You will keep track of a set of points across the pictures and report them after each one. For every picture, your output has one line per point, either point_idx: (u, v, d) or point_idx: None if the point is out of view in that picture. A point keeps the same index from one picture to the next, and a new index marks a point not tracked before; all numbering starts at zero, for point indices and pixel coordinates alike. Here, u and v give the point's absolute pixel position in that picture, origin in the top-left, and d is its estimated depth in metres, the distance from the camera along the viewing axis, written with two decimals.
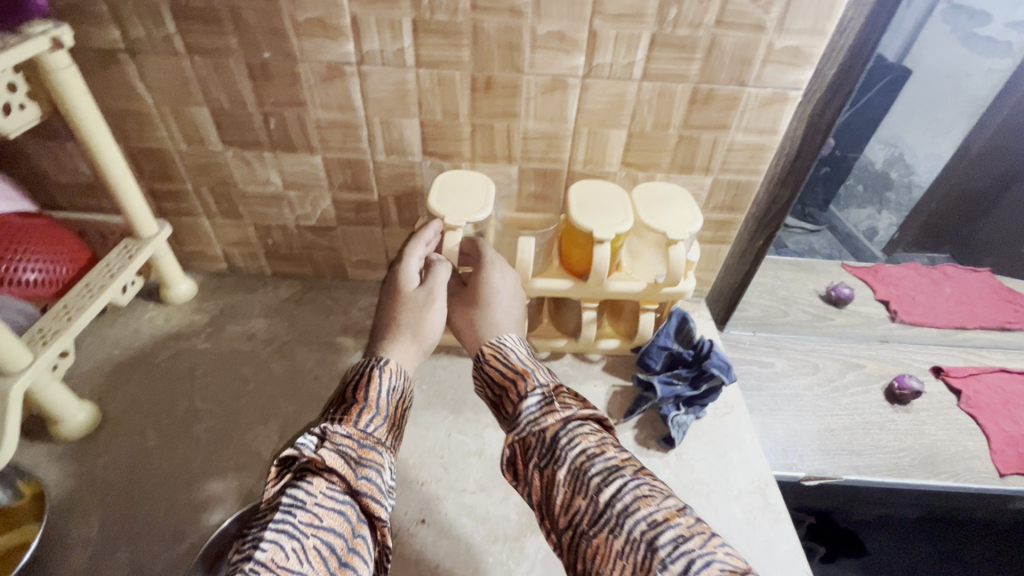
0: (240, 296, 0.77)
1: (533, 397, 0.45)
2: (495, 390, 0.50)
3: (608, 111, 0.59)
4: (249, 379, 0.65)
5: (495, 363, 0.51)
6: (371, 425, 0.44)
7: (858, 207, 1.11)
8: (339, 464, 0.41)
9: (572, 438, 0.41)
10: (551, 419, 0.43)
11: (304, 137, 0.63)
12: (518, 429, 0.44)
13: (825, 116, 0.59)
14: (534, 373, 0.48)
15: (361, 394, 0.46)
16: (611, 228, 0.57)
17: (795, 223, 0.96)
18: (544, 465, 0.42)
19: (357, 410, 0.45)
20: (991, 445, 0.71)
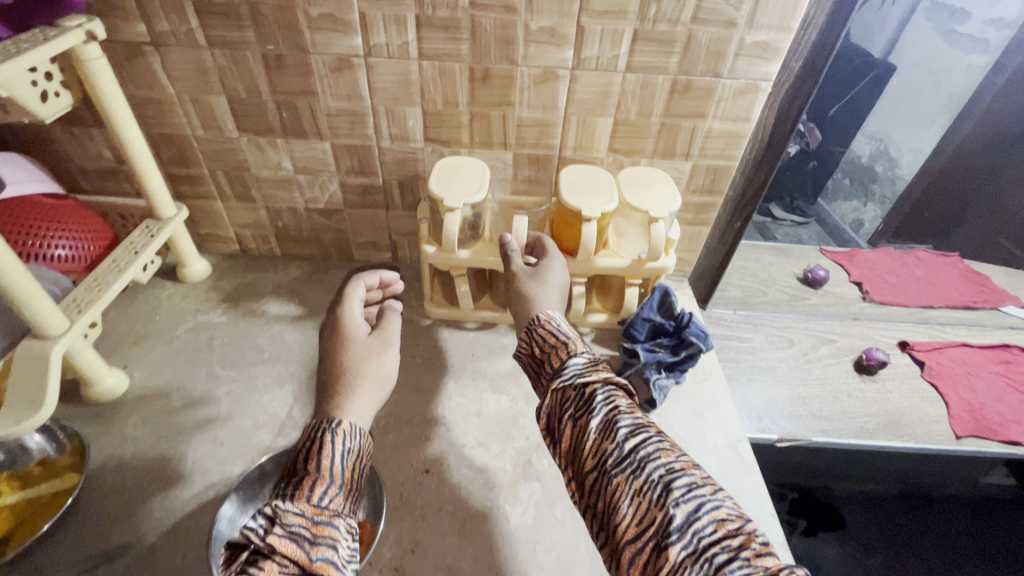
0: (252, 276, 0.82)
1: (579, 358, 0.47)
2: (538, 354, 0.51)
3: (596, 101, 0.65)
4: (264, 349, 0.71)
5: (547, 328, 0.51)
6: (325, 498, 0.42)
7: (843, 198, 1.18)
8: (292, 549, 0.38)
9: (606, 395, 0.44)
10: (593, 376, 0.45)
11: (314, 124, 0.68)
12: (562, 380, 0.46)
13: (794, 105, 0.64)
14: (579, 343, 0.49)
15: (313, 463, 0.43)
16: (598, 207, 0.62)
17: (783, 213, 1.00)
18: (578, 415, 0.43)
19: (309, 482, 0.42)
20: (950, 411, 0.77)
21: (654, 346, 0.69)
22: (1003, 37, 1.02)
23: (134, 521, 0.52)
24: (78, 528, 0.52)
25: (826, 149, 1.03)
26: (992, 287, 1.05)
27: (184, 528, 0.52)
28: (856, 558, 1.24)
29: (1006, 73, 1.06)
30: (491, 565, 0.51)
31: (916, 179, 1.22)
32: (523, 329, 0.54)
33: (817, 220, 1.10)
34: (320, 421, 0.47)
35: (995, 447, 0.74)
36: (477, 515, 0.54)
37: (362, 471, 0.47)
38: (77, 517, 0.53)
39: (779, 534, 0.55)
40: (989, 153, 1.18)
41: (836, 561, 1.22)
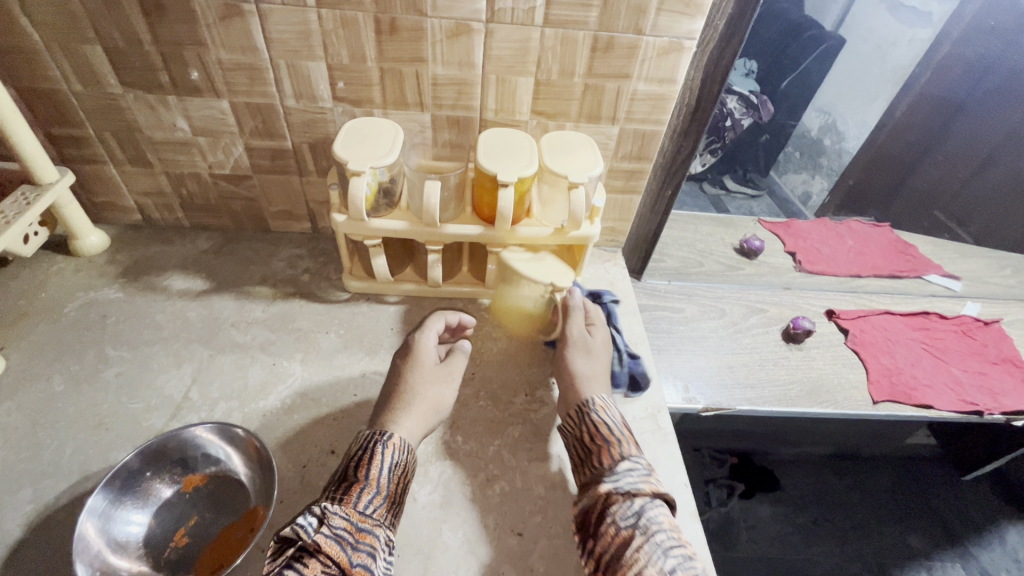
0: (155, 249, 0.76)
1: (633, 465, 0.49)
2: (586, 442, 0.53)
3: (514, 58, 0.61)
4: (162, 327, 0.65)
5: (601, 419, 0.53)
6: (370, 507, 0.45)
7: (795, 170, 1.30)
8: (335, 551, 0.41)
9: (655, 513, 0.46)
10: (646, 489, 0.48)
11: (209, 80, 0.62)
12: (614, 483, 0.48)
13: (720, 67, 0.62)
14: (631, 444, 0.52)
15: (364, 472, 0.46)
16: (515, 171, 0.59)
17: (734, 186, 1.15)
18: (623, 526, 0.45)
19: (357, 489, 0.45)
20: (868, 376, 0.79)
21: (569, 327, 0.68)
22: (945, 12, 1.03)
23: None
24: None
25: (778, 124, 1.23)
26: (918, 254, 1.10)
27: (57, 523, 0.48)
28: (787, 515, 1.30)
29: (946, 43, 1.05)
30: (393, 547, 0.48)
31: (858, 156, 1.24)
32: (574, 410, 0.56)
33: (768, 191, 1.27)
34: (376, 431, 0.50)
35: (909, 411, 0.76)
36: None
37: (406, 485, 0.49)
38: None
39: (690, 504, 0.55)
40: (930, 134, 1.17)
41: (767, 519, 1.29)
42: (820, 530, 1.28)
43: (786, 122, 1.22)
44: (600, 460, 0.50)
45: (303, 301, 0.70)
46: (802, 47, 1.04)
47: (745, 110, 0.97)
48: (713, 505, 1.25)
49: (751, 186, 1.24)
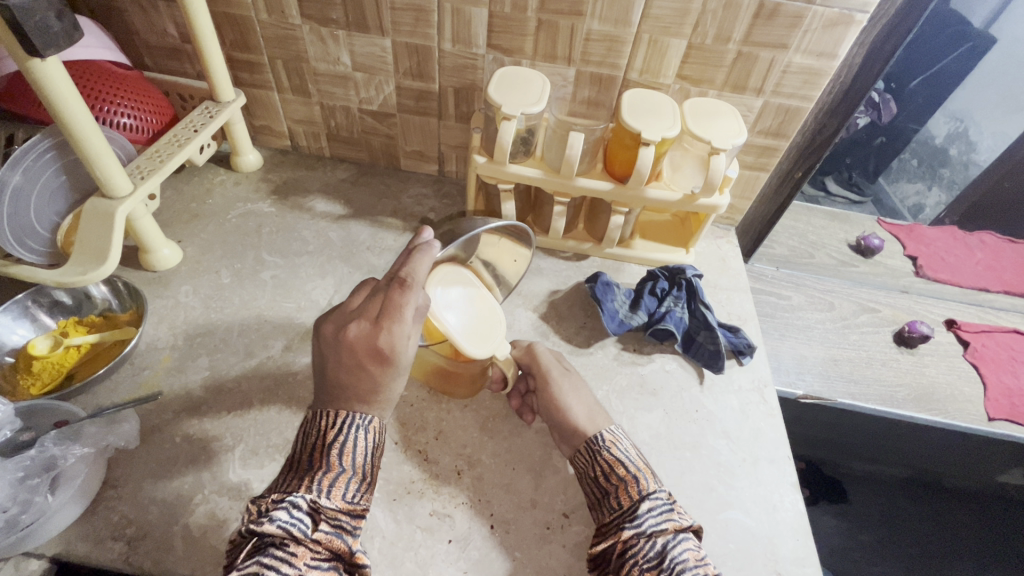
0: (300, 173, 0.83)
1: (654, 503, 0.46)
2: (601, 483, 0.49)
3: (672, 19, 0.61)
4: (309, 242, 0.72)
5: (613, 453, 0.50)
6: (357, 495, 0.44)
7: (907, 180, 1.06)
8: (336, 543, 0.41)
9: (681, 551, 0.43)
10: (668, 526, 0.45)
11: (378, 18, 0.67)
12: (634, 527, 0.45)
13: (887, 46, 0.60)
14: (649, 477, 0.48)
15: (347, 458, 0.44)
16: (659, 131, 0.60)
17: (837, 189, 0.99)
18: (646, 568, 0.43)
19: (338, 473, 0.44)
20: (985, 393, 0.75)
21: (661, 295, 0.66)
22: None
23: (184, 377, 0.56)
24: (134, 373, 0.56)
25: (896, 127, 0.96)
26: None
27: (229, 388, 0.56)
28: (851, 531, 1.27)
29: None
30: (509, 461, 0.53)
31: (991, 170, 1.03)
32: (582, 445, 0.51)
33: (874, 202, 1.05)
34: (340, 412, 0.46)
35: None
36: (499, 417, 0.57)
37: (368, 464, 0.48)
38: (133, 364, 0.57)
39: (791, 475, 0.56)
40: None
41: (831, 532, 1.26)
42: (884, 552, 1.25)
43: (911, 126, 0.95)
44: (614, 504, 0.47)
45: None
46: (943, 43, 0.82)
47: (865, 110, 0.82)
48: None
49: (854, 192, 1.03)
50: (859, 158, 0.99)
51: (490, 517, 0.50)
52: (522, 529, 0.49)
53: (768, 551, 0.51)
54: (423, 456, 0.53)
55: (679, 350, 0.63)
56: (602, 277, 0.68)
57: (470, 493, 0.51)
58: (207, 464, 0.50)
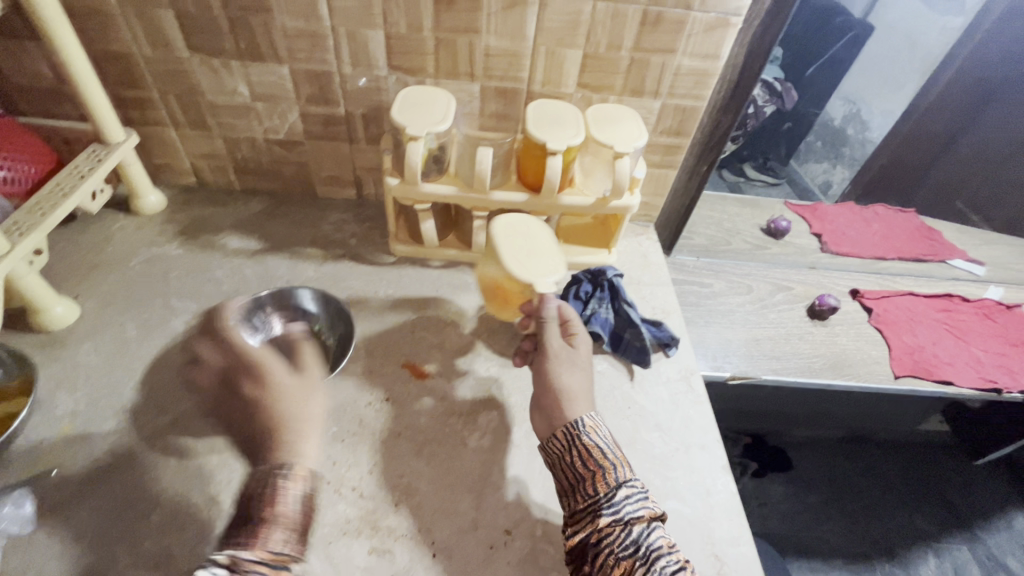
0: (209, 209, 0.79)
1: (631, 490, 0.47)
2: (577, 467, 0.48)
3: (565, 31, 0.63)
4: (223, 283, 0.69)
5: (592, 439, 0.49)
6: (277, 543, 0.45)
7: (815, 160, 1.12)
8: None
9: (655, 539, 0.44)
10: (643, 512, 0.46)
11: (271, 46, 0.65)
12: (611, 514, 0.45)
13: (763, 44, 0.64)
14: (625, 465, 0.48)
15: (265, 510, 0.46)
16: (564, 140, 0.61)
17: (755, 175, 1.03)
18: (623, 556, 0.44)
19: (258, 528, 0.45)
20: (890, 353, 0.81)
21: (585, 298, 0.68)
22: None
23: (91, 444, 0.52)
24: (29, 448, 0.51)
25: (801, 111, 1.01)
26: (942, 240, 1.13)
27: (143, 449, 0.52)
28: (798, 494, 1.33)
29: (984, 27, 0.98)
30: (448, 484, 0.53)
31: (885, 141, 1.16)
32: (562, 425, 0.50)
33: (788, 181, 1.10)
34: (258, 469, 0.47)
35: (928, 387, 0.79)
36: (435, 442, 0.56)
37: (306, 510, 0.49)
38: (27, 438, 0.52)
39: (721, 457, 0.58)
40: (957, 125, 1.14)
41: (781, 498, 1.32)
42: (829, 510, 1.31)
43: (810, 110, 1.01)
44: (588, 491, 0.47)
45: (353, 263, 0.74)
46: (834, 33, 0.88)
47: (768, 97, 0.87)
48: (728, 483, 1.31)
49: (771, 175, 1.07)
50: (772, 143, 1.02)
51: (431, 545, 0.49)
52: (466, 552, 0.49)
53: (704, 535, 0.52)
54: (358, 492, 0.51)
55: (608, 349, 0.65)
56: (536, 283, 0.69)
57: (411, 523, 0.50)
58: (122, 535, 0.47)
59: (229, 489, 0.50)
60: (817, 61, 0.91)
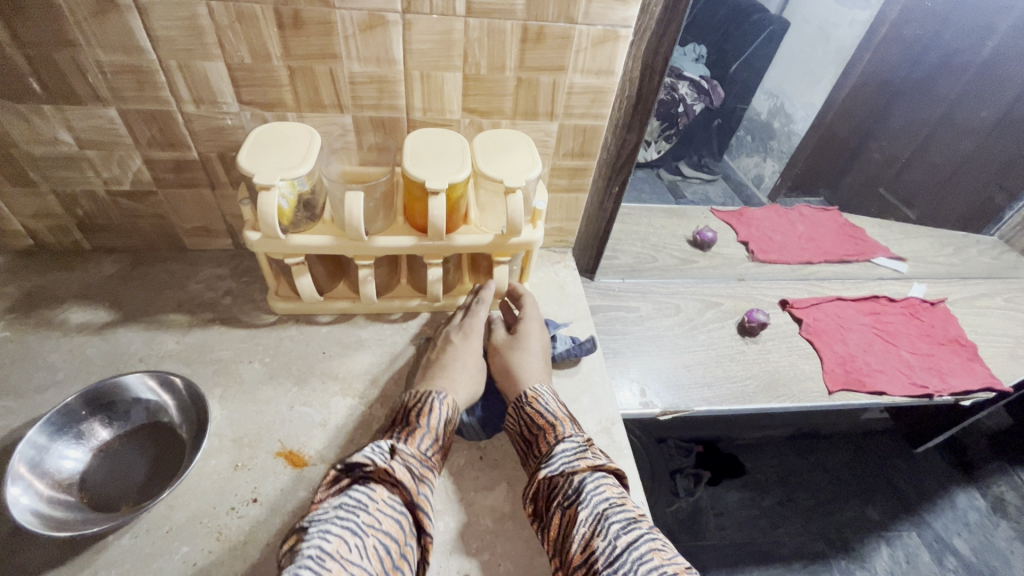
0: (51, 277, 0.67)
1: (569, 444, 0.50)
2: (527, 433, 0.54)
3: (438, 53, 0.56)
4: (58, 369, 0.57)
5: (534, 407, 0.54)
6: (426, 448, 0.49)
7: (746, 155, 1.22)
8: (406, 478, 0.45)
9: (598, 485, 0.47)
10: (582, 462, 0.48)
11: (89, 86, 0.54)
12: (551, 467, 0.48)
13: (659, 56, 0.58)
14: (568, 424, 0.52)
15: (424, 419, 0.51)
16: (445, 177, 0.53)
17: (690, 172, 1.16)
18: (567, 503, 0.46)
19: (411, 432, 0.49)
20: (823, 366, 0.78)
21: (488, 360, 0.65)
22: None
23: None
24: None
25: (728, 107, 1.13)
26: (866, 237, 1.13)
27: None
28: (754, 499, 1.30)
29: (886, 22, 1.02)
30: None
31: (807, 137, 1.19)
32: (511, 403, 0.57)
33: (723, 176, 1.20)
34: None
35: (863, 398, 0.76)
36: None
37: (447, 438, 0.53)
38: None
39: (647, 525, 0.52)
40: (873, 115, 1.15)
41: (735, 505, 1.28)
42: (787, 512, 1.28)
43: (738, 105, 1.14)
44: (536, 451, 0.51)
45: (224, 328, 0.64)
46: (750, 31, 0.94)
47: (696, 96, 0.94)
48: (681, 494, 1.25)
49: (706, 172, 1.18)
50: (703, 140, 1.17)
51: None
52: None
53: None
54: None
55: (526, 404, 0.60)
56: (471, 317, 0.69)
57: None
58: None
59: None
60: (738, 58, 0.99)
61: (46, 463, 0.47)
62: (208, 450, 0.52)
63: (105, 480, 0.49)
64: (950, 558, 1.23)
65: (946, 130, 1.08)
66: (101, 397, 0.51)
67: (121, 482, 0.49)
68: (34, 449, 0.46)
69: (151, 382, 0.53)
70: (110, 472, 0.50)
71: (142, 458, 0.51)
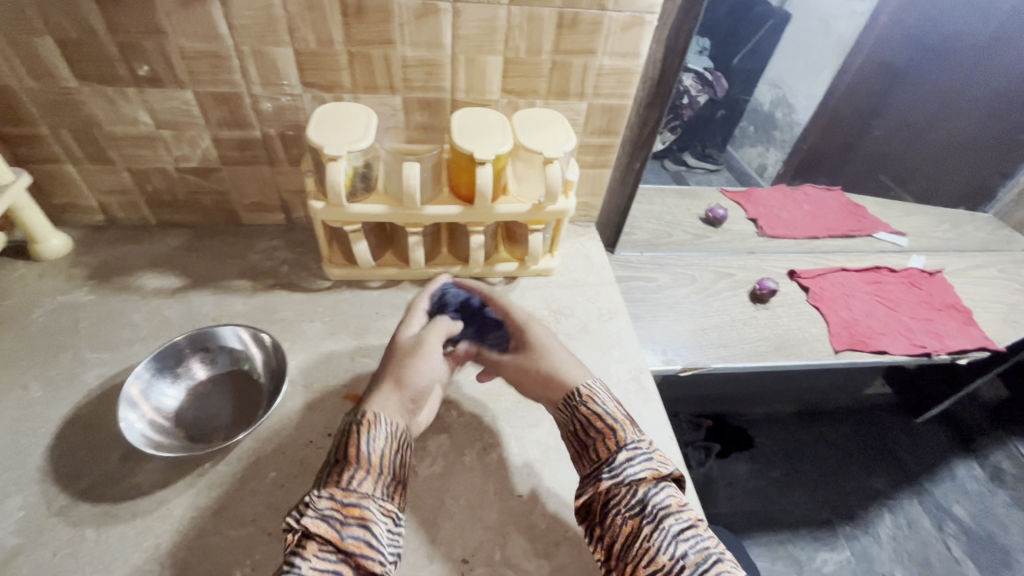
0: (124, 248, 0.73)
1: (633, 453, 0.48)
2: (582, 433, 0.51)
3: (482, 38, 0.62)
4: (142, 326, 0.64)
5: (590, 406, 0.51)
6: (357, 482, 0.44)
7: (750, 145, 1.17)
8: (323, 531, 0.41)
9: (663, 497, 0.45)
10: (646, 475, 0.46)
11: (171, 70, 0.60)
12: (612, 476, 0.47)
13: (680, 39, 0.64)
14: (628, 429, 0.50)
15: (348, 449, 0.45)
16: (491, 149, 0.60)
17: (695, 163, 1.09)
18: (630, 515, 0.45)
19: (345, 468, 0.45)
20: (829, 329, 0.84)
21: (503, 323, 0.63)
22: None
23: None
24: None
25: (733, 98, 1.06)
26: (867, 215, 1.19)
27: (54, 527, 0.47)
28: (762, 469, 1.37)
29: (886, 12, 1.03)
30: None
31: (813, 124, 1.17)
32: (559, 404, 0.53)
33: (727, 168, 1.16)
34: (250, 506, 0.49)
35: (867, 358, 0.82)
36: None
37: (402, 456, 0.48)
38: None
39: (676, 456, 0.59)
40: (874, 103, 1.17)
41: (744, 475, 1.35)
42: (794, 481, 1.35)
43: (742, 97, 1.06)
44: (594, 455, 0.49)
45: (285, 292, 0.70)
46: (753, 21, 0.92)
47: (701, 88, 0.95)
48: (694, 465, 1.32)
49: (711, 163, 1.13)
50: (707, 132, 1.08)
51: None
52: None
53: None
54: None
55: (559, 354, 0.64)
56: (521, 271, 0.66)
57: None
58: None
59: (158, 555, 0.46)
60: (742, 50, 0.96)
61: (153, 395, 0.54)
62: (284, 394, 0.58)
63: (200, 415, 0.56)
64: (949, 523, 1.29)
65: (950, 104, 1.15)
66: (197, 342, 0.58)
67: (212, 418, 0.56)
68: (144, 381, 0.54)
69: (239, 333, 0.59)
70: (201, 410, 0.56)
71: (230, 399, 0.57)
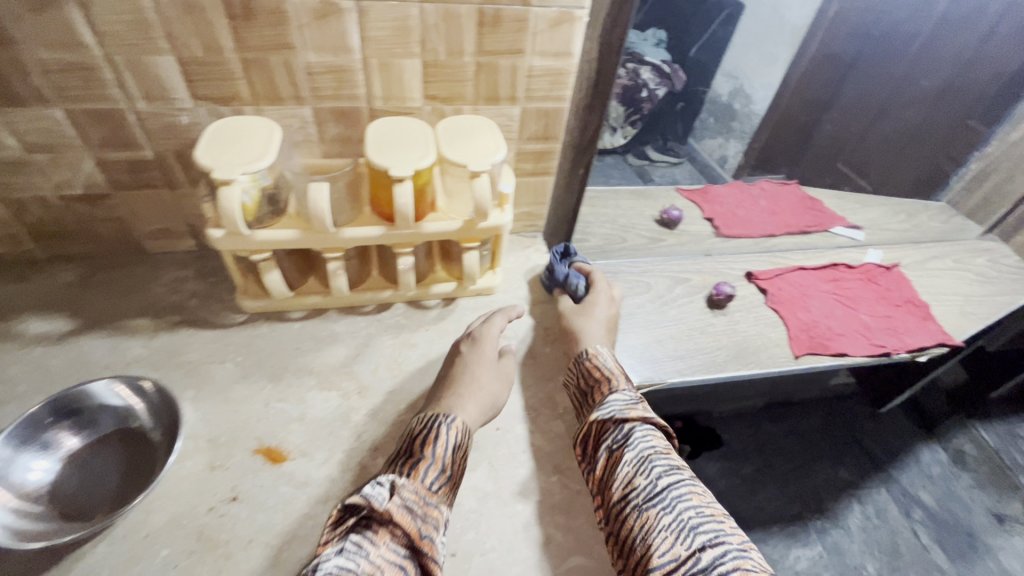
0: (5, 287, 0.64)
1: (620, 396, 0.54)
2: (584, 385, 0.58)
3: (395, 39, 0.55)
4: (19, 381, 0.56)
5: (593, 362, 0.59)
6: (434, 482, 0.45)
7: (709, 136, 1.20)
8: (405, 521, 0.42)
9: (644, 434, 0.50)
10: (632, 413, 0.52)
11: (31, 86, 0.52)
12: (602, 413, 0.53)
13: (614, 36, 0.61)
14: (622, 380, 0.57)
15: (429, 448, 0.47)
16: (410, 164, 0.53)
17: (657, 156, 1.13)
18: (615, 446, 0.50)
19: (419, 463, 0.46)
20: (789, 333, 0.81)
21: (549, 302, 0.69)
22: None
23: None
24: None
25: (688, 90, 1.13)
26: (824, 209, 1.17)
27: None
28: (733, 468, 1.35)
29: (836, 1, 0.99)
30: None
31: (768, 116, 1.17)
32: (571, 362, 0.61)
33: (689, 160, 1.19)
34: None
35: (828, 361, 0.79)
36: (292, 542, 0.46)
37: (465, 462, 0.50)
38: None
39: None
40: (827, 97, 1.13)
41: (715, 476, 1.32)
42: (765, 478, 1.33)
43: (697, 87, 1.13)
44: (591, 400, 0.55)
45: (192, 330, 0.62)
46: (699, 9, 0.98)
47: (659, 80, 1.03)
48: None
49: (672, 155, 1.17)
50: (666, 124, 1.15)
51: None
52: None
53: None
54: None
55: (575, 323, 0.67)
56: (571, 251, 0.76)
57: None
58: None
59: None
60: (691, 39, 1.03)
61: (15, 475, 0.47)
62: (182, 453, 0.51)
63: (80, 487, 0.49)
64: (916, 510, 1.29)
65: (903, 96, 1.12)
66: (67, 407, 0.51)
67: (94, 490, 0.49)
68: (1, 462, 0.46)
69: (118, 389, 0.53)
70: (81, 482, 0.49)
71: (114, 465, 0.51)
